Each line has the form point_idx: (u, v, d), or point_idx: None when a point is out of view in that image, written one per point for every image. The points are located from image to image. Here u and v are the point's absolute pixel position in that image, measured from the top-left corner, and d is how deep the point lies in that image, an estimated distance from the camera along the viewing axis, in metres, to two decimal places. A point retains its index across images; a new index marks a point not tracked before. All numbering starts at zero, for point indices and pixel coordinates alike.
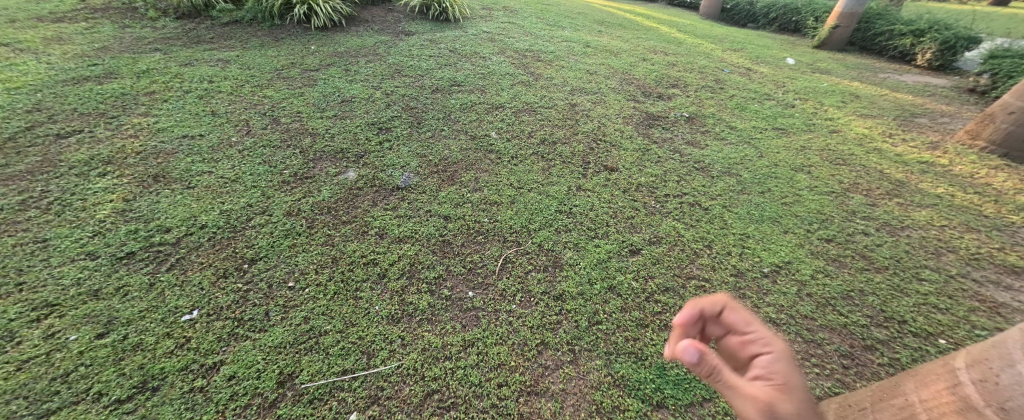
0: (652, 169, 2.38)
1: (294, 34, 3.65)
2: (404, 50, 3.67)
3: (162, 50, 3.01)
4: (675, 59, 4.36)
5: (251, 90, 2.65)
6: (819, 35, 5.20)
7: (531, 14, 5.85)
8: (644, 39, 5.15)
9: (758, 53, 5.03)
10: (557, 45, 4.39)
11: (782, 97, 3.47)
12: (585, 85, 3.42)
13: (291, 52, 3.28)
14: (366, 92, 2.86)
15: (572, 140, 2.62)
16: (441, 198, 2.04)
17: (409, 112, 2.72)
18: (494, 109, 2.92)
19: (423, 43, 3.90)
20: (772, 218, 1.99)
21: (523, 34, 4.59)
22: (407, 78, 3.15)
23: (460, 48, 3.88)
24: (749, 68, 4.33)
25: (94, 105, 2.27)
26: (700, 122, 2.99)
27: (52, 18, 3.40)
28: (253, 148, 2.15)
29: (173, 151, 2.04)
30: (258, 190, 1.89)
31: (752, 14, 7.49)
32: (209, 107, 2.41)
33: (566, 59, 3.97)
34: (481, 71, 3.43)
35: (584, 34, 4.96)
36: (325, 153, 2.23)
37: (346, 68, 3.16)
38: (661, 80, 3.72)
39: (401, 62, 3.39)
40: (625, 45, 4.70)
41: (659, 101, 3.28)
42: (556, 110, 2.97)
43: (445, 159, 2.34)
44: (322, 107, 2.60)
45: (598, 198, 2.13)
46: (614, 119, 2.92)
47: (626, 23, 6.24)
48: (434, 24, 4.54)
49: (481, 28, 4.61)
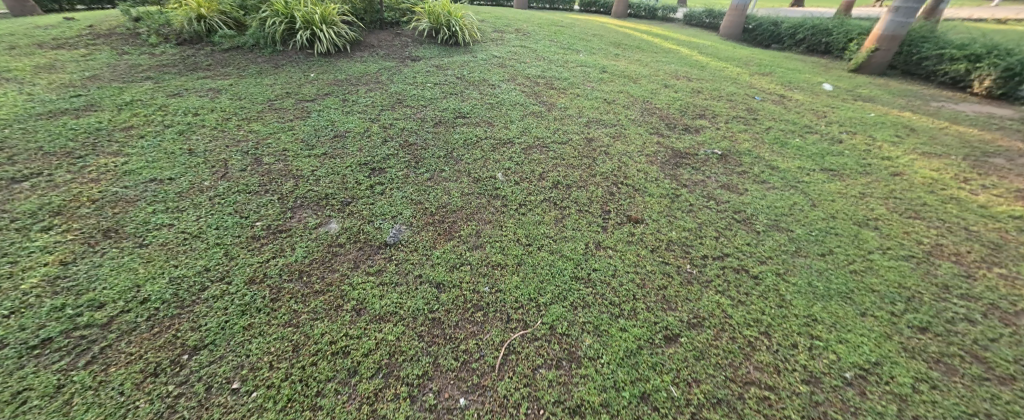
0: (683, 220, 2.01)
1: (295, 61, 3.50)
2: (409, 77, 3.47)
3: (154, 79, 2.87)
4: (699, 85, 4.05)
5: (237, 124, 2.45)
6: (856, 58, 4.97)
7: (545, 37, 5.68)
8: (664, 63, 4.88)
9: (789, 78, 4.67)
10: (572, 70, 4.15)
11: (825, 131, 3.10)
12: (602, 116, 3.13)
13: (288, 80, 3.11)
14: (362, 126, 2.63)
15: (589, 183, 2.31)
16: (433, 259, 1.73)
17: (407, 150, 2.46)
18: (501, 144, 2.64)
19: (430, 69, 3.71)
20: (842, 293, 1.57)
21: (535, 58, 4.37)
22: (408, 109, 2.92)
23: (468, 74, 3.66)
24: (781, 95, 3.98)
25: (63, 142, 2.07)
26: (735, 161, 2.63)
27: (52, 44, 3.33)
28: (226, 195, 1.89)
29: (135, 199, 1.79)
30: (221, 250, 1.62)
31: (776, 35, 7.24)
32: (188, 145, 2.19)
33: (581, 86, 3.71)
34: (488, 101, 3.18)
35: (600, 58, 4.72)
36: (307, 201, 1.96)
37: (345, 98, 2.96)
38: (685, 109, 3.41)
39: (404, 91, 3.18)
40: (645, 70, 4.43)
41: (685, 135, 2.95)
42: (570, 146, 2.67)
43: (442, 207, 2.05)
44: (312, 144, 2.37)
45: (620, 260, 1.77)
46: (635, 157, 2.60)
47: (643, 44, 6.00)
48: (442, 48, 4.38)
49: (492, 53, 4.42)
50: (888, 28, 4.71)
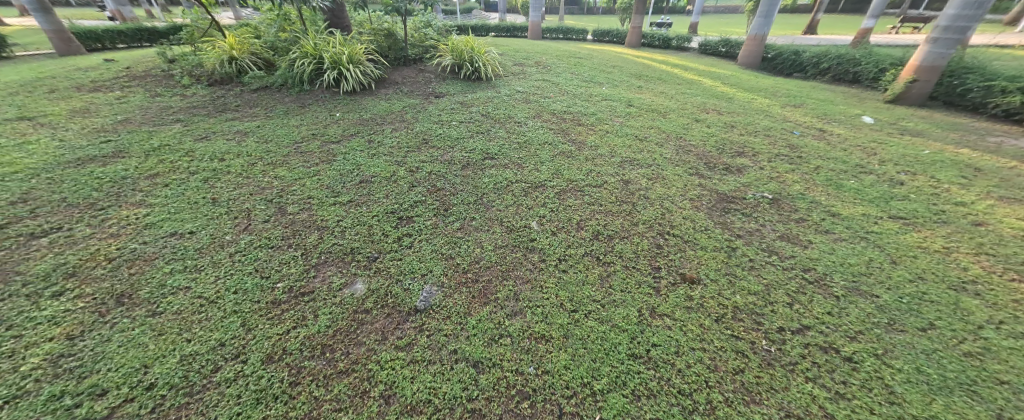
0: (747, 281, 1.78)
1: (321, 100, 3.51)
2: (434, 115, 3.43)
3: (184, 122, 2.88)
4: (731, 119, 3.90)
5: (263, 169, 2.38)
6: (893, 89, 4.79)
7: (565, 69, 5.69)
8: (689, 95, 4.77)
9: (823, 110, 4.49)
10: (597, 105, 4.06)
11: (880, 171, 2.87)
12: (636, 155, 2.98)
13: (315, 121, 3.09)
14: (388, 169, 2.53)
15: (632, 234, 2.12)
16: (469, 329, 1.53)
17: (435, 195, 2.34)
18: (532, 188, 2.49)
19: (454, 106, 3.67)
20: (964, 385, 1.29)
21: (559, 93, 4.32)
22: (434, 149, 2.83)
23: (492, 111, 3.60)
24: (820, 129, 3.78)
25: (87, 192, 2.01)
26: (788, 206, 2.40)
27: (90, 87, 3.44)
28: (248, 251, 1.76)
29: (153, 257, 1.68)
30: (238, 319, 1.46)
31: (799, 64, 7.15)
32: (211, 193, 2.11)
33: (609, 122, 3.59)
34: (516, 140, 3.07)
35: (623, 91, 4.65)
36: (332, 257, 1.81)
37: (370, 139, 2.90)
38: (722, 146, 3.23)
39: (430, 130, 3.11)
40: (672, 103, 4.31)
41: (728, 175, 2.76)
42: (607, 190, 2.51)
43: (476, 263, 1.88)
44: (337, 191, 2.27)
45: (683, 331, 1.53)
46: (679, 202, 2.41)
47: (663, 75, 5.95)
48: (465, 84, 4.37)
49: (514, 87, 4.39)
50: (927, 59, 4.53)
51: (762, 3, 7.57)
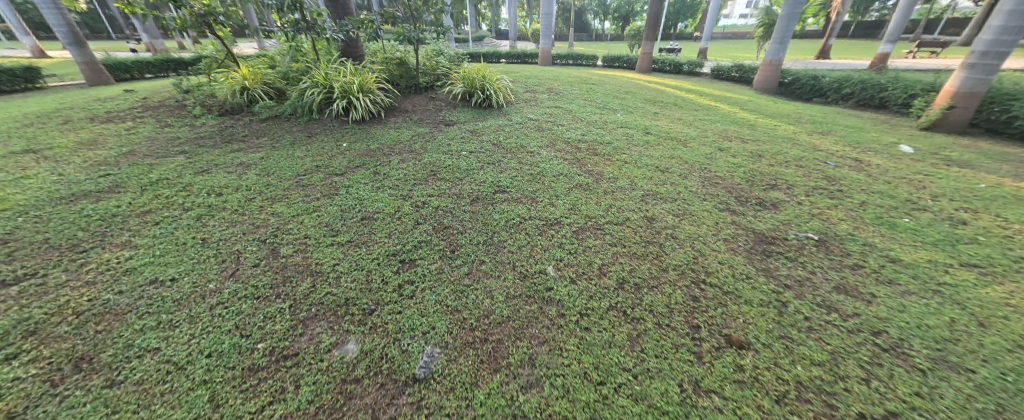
0: (807, 347, 1.49)
1: (330, 129, 3.44)
2: (444, 145, 3.30)
3: (188, 153, 2.82)
4: (756, 148, 3.67)
5: (260, 205, 2.24)
6: (928, 116, 4.54)
7: (578, 96, 5.61)
8: (709, 122, 4.59)
9: (854, 138, 4.23)
10: (613, 133, 3.89)
11: (935, 208, 2.58)
12: (659, 188, 2.76)
13: (320, 152, 2.99)
14: (393, 204, 2.36)
15: (662, 281, 1.86)
16: (477, 407, 1.27)
17: (441, 234, 2.13)
18: (547, 225, 2.27)
19: (465, 135, 3.54)
20: None
21: (573, 120, 4.18)
22: (443, 182, 2.67)
23: (504, 140, 3.46)
24: (856, 159, 3.52)
25: (72, 232, 1.88)
26: (839, 250, 2.12)
27: (104, 118, 3.46)
28: (230, 303, 1.57)
29: (125, 310, 1.49)
30: (206, 392, 1.23)
31: (818, 88, 6.99)
32: (202, 233, 1.96)
33: (627, 151, 3.41)
34: (529, 171, 2.89)
35: (639, 118, 4.50)
36: (322, 310, 1.59)
37: (376, 170, 2.76)
38: (751, 178, 2.99)
39: (438, 161, 2.97)
40: (691, 131, 4.12)
41: (763, 212, 2.50)
42: (629, 229, 2.27)
43: (485, 318, 1.64)
44: (336, 229, 2.09)
45: (737, 416, 1.24)
46: (712, 243, 2.15)
47: (678, 101, 5.81)
48: (476, 111, 4.28)
49: (527, 115, 4.28)
50: (965, 85, 4.28)
51: (777, 29, 7.50)
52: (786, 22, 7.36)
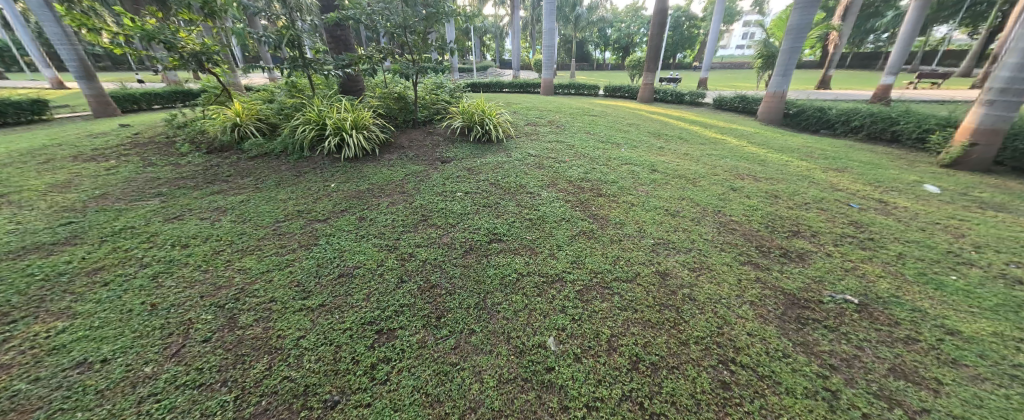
0: None
1: (320, 168, 3.29)
2: (438, 184, 3.11)
3: (163, 196, 2.65)
4: (771, 188, 3.46)
5: (228, 259, 2.02)
6: (949, 153, 4.36)
7: (580, 128, 5.50)
8: (717, 158, 4.40)
9: (876, 177, 4.02)
10: (618, 170, 3.70)
11: (984, 263, 2.30)
12: (671, 236, 2.51)
13: (305, 193, 2.80)
14: (376, 257, 2.12)
15: (684, 359, 1.55)
16: None
17: (426, 295, 1.87)
18: (547, 282, 2.01)
19: (461, 173, 3.36)
20: None
21: (575, 156, 4.02)
22: (434, 229, 2.44)
23: (502, 179, 3.27)
24: (882, 202, 3.29)
25: (6, 295, 1.66)
26: (885, 317, 1.83)
27: (88, 156, 3.35)
28: (165, 395, 1.30)
29: (34, 405, 1.23)
30: None
31: (825, 121, 6.93)
32: (154, 297, 1.73)
33: (633, 191, 3.20)
34: (528, 216, 2.67)
35: (644, 154, 4.33)
36: (274, 403, 1.31)
37: (361, 215, 2.55)
38: (770, 224, 2.75)
39: (431, 204, 2.76)
40: (700, 168, 3.92)
41: (789, 266, 2.24)
42: (641, 286, 2.00)
43: (471, 412, 1.33)
44: (308, 290, 1.84)
45: None
46: (737, 307, 1.87)
47: (683, 134, 5.68)
48: (475, 146, 4.13)
49: (527, 150, 4.12)
50: (985, 122, 4.12)
51: (779, 62, 7.59)
52: (787, 56, 7.51)
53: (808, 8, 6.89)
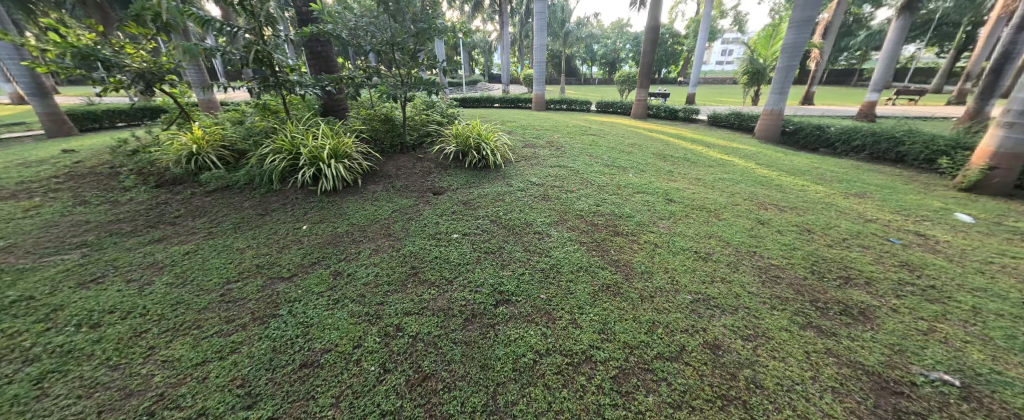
0: None
1: (291, 204, 2.82)
2: (431, 223, 2.67)
3: (89, 248, 2.13)
4: (800, 221, 3.15)
5: (152, 343, 1.50)
6: (968, 177, 4.17)
7: (581, 150, 5.17)
8: (732, 184, 4.10)
9: (902, 204, 3.77)
10: (631, 200, 3.33)
11: None
12: (709, 288, 2.12)
13: (270, 239, 2.31)
14: (352, 333, 1.63)
15: None
16: None
17: (419, 394, 1.39)
18: (574, 366, 1.57)
19: (457, 208, 2.93)
20: None
21: (582, 184, 3.65)
22: (426, 287, 1.99)
23: (505, 215, 2.86)
24: (921, 236, 3.00)
25: None
26: (999, 407, 1.46)
27: (7, 192, 2.79)
28: None
29: None
30: None
31: (826, 139, 6.81)
32: (27, 417, 1.19)
33: (653, 227, 2.83)
34: (539, 264, 2.25)
35: (655, 180, 4.01)
36: None
37: (336, 268, 2.07)
38: (815, 269, 2.40)
39: (422, 250, 2.31)
40: (717, 197, 3.61)
41: (856, 330, 1.86)
42: (692, 368, 1.57)
43: None
44: (256, 393, 1.33)
45: None
46: (819, 398, 1.46)
47: (688, 155, 5.42)
48: (471, 174, 3.73)
49: (528, 178, 3.73)
50: (1006, 145, 3.95)
51: (776, 80, 7.52)
52: (783, 74, 7.42)
53: (802, 27, 6.84)
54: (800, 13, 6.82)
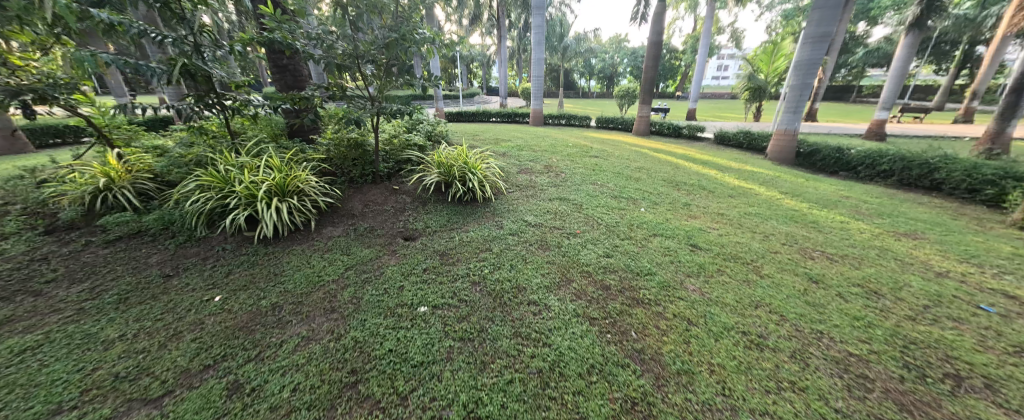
0: None
1: (212, 259, 2.18)
2: (391, 288, 2.03)
3: None
4: (859, 275, 2.54)
5: None
6: None
7: (584, 175, 4.61)
8: (761, 222, 3.51)
9: (966, 248, 3.18)
10: (647, 247, 2.73)
11: None
12: (779, 401, 1.46)
13: (160, 323, 1.66)
14: None
15: None
16: None
17: None
18: None
19: (430, 263, 2.30)
20: None
21: (587, 224, 3.06)
22: (365, 411, 1.33)
23: (489, 273, 2.23)
24: (1014, 298, 2.39)
25: None
26: None
27: None
28: None
29: None
30: None
31: (846, 162, 6.32)
32: None
33: (680, 291, 2.19)
34: (534, 360, 1.60)
35: (671, 217, 3.44)
36: None
37: (236, 377, 1.41)
38: (910, 362, 1.73)
39: (372, 337, 1.66)
40: (750, 241, 3.00)
41: None
42: None
43: None
44: None
45: None
46: None
47: (702, 182, 4.87)
48: (455, 210, 3.12)
49: (523, 215, 3.12)
50: None
51: (790, 99, 7.07)
52: (797, 93, 6.95)
53: (818, 43, 6.43)
54: (816, 29, 6.37)
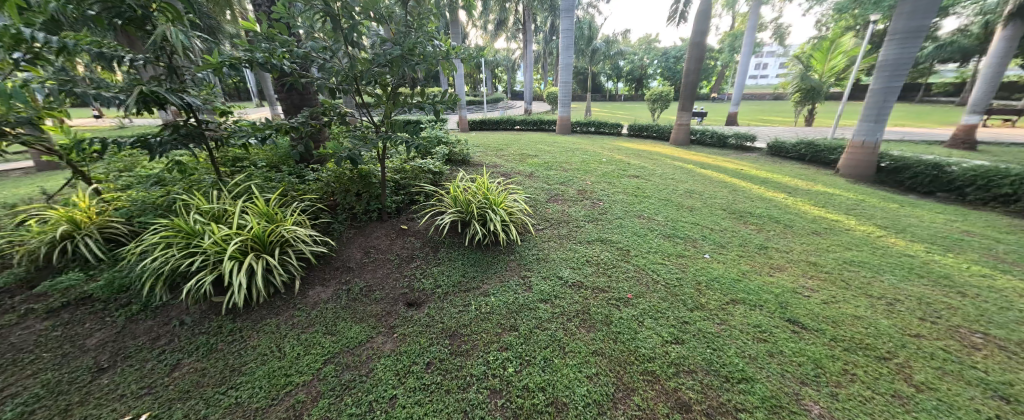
0: None
1: (163, 341, 1.70)
2: (379, 402, 1.45)
3: None
4: None
5: None
6: None
7: (625, 203, 3.91)
8: (871, 278, 2.67)
9: None
10: (729, 325, 2.01)
11: None
12: None
13: None
14: None
15: None
16: None
17: None
18: None
19: (436, 351, 1.71)
20: None
21: (639, 283, 2.38)
22: None
23: (516, 375, 1.60)
24: None
25: None
26: None
27: None
28: None
29: None
30: None
31: (949, 182, 5.18)
32: None
33: (802, 418, 1.46)
34: None
35: (747, 269, 2.68)
36: None
37: None
38: None
39: None
40: (870, 315, 2.20)
41: None
42: None
43: None
44: None
45: None
46: None
47: (772, 212, 4.02)
48: (472, 259, 2.54)
49: (557, 267, 2.49)
50: None
51: (870, 105, 5.96)
52: (879, 98, 5.85)
53: (909, 39, 5.34)
54: (906, 23, 5.30)
